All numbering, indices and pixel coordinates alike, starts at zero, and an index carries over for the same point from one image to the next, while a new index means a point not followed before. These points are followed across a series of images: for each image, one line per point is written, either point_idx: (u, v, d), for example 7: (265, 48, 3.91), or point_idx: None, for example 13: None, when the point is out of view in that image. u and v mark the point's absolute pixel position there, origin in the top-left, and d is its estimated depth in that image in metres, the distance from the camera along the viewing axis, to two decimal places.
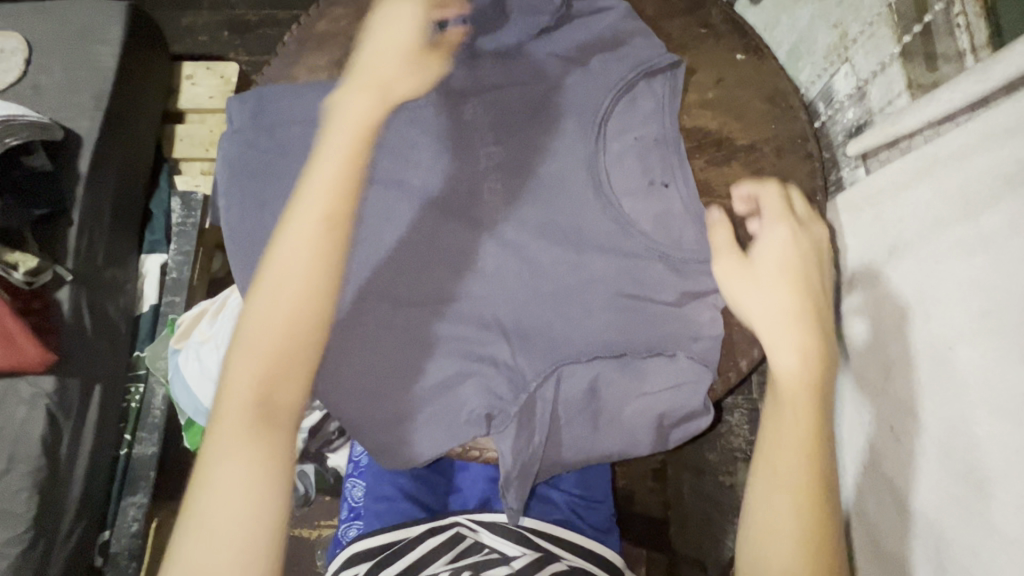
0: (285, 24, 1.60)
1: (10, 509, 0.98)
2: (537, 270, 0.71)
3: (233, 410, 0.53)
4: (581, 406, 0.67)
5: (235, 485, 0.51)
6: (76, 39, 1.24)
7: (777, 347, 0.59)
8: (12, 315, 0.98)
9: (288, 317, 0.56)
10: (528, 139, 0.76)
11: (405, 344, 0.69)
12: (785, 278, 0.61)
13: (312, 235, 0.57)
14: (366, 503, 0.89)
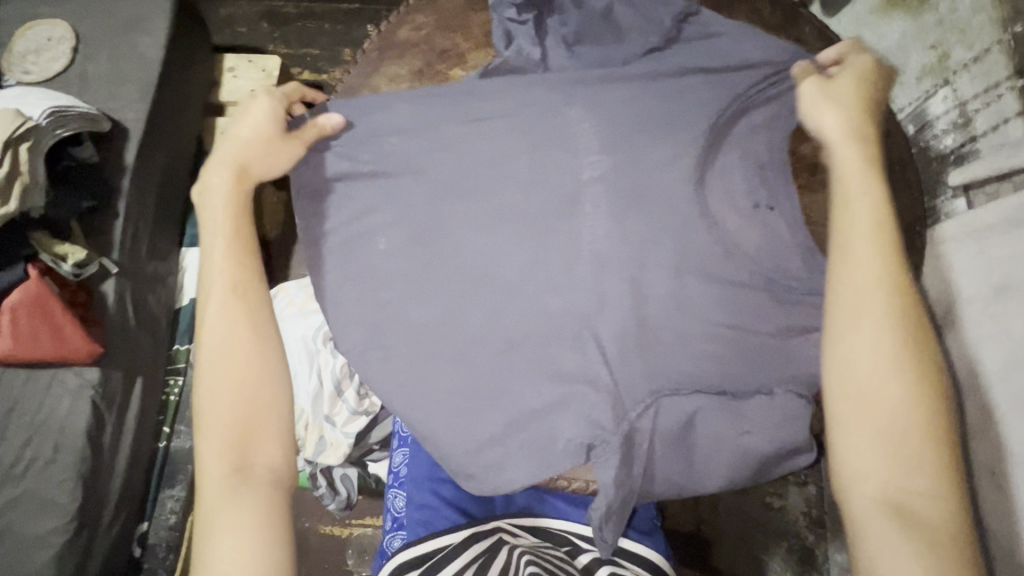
0: (325, 17, 1.52)
1: (56, 499, 0.99)
2: (643, 285, 0.63)
3: (212, 482, 0.54)
4: (676, 441, 0.61)
5: (239, 524, 0.52)
6: (122, 28, 1.20)
7: (866, 392, 0.50)
8: (61, 307, 0.99)
9: (227, 383, 0.58)
10: (637, 145, 0.67)
11: (501, 363, 0.65)
12: (876, 292, 0.53)
13: (238, 303, 0.61)
14: (406, 514, 0.77)
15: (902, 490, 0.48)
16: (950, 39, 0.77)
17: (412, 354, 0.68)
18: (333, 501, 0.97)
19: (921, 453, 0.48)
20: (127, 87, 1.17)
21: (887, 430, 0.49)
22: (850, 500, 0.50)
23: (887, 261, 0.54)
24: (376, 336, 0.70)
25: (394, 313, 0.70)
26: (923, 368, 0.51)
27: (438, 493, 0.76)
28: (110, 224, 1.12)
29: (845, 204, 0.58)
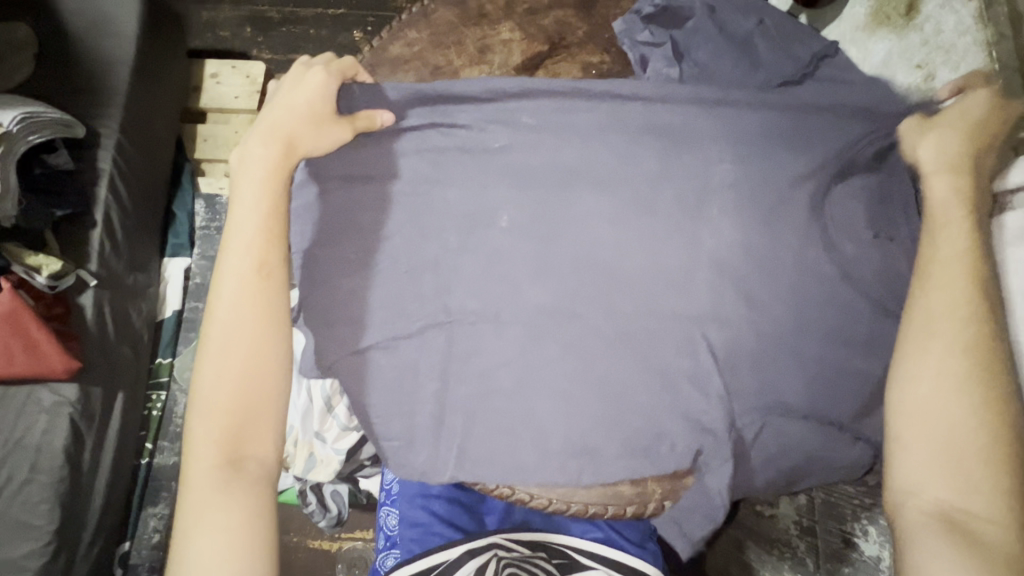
0: (312, 22, 1.50)
1: (32, 520, 0.95)
2: (747, 283, 0.53)
3: (201, 470, 0.49)
4: (774, 459, 0.54)
5: (223, 527, 0.47)
6: (90, 32, 1.17)
7: (935, 403, 0.47)
8: (34, 319, 0.95)
9: (238, 372, 0.52)
10: (732, 134, 0.57)
11: (560, 384, 0.53)
12: (960, 312, 0.48)
13: (259, 287, 0.54)
14: (399, 532, 0.74)
15: (964, 506, 0.44)
16: (936, 58, 0.62)
17: (428, 365, 0.55)
18: (323, 518, 0.96)
19: (977, 471, 0.45)
20: (98, 94, 1.15)
21: (947, 449, 0.46)
22: (905, 511, 0.46)
23: (971, 273, 0.49)
24: (398, 336, 0.56)
25: (430, 316, 0.56)
26: (1003, 380, 0.47)
27: (431, 508, 0.73)
28: (88, 235, 1.08)
29: (936, 211, 0.52)
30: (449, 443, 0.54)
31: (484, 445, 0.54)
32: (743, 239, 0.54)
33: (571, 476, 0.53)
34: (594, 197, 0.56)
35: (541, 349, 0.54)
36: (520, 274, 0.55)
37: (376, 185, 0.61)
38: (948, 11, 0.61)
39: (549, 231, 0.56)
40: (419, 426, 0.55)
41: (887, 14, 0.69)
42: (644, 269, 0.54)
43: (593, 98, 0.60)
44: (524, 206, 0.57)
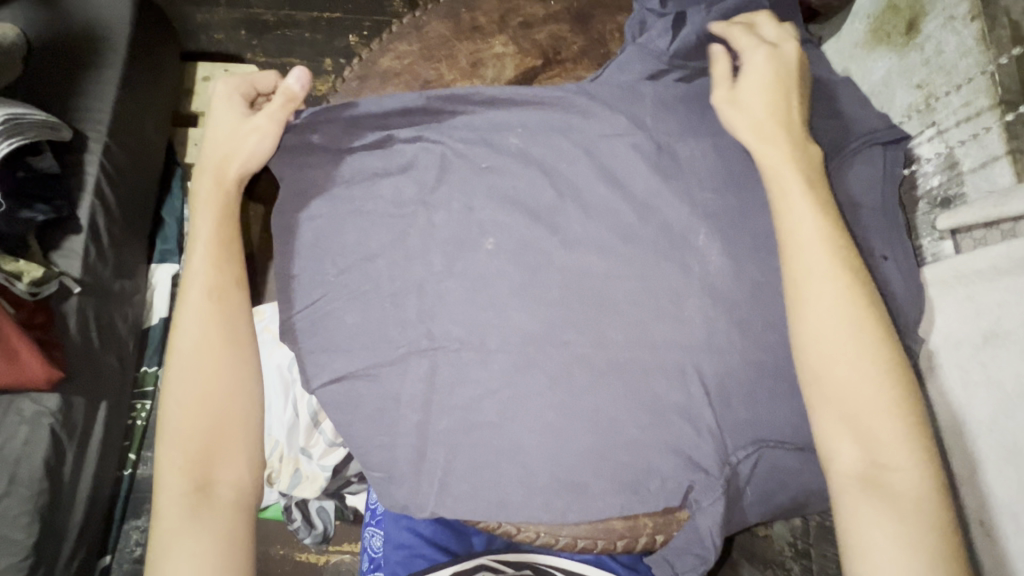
0: (306, 26, 1.48)
1: (9, 536, 0.92)
2: (738, 311, 0.52)
3: (168, 502, 0.48)
4: (768, 492, 0.53)
5: (198, 556, 0.46)
6: (76, 32, 1.15)
7: (832, 371, 0.47)
8: (15, 329, 0.91)
9: (196, 391, 0.52)
10: (726, 158, 0.56)
11: (545, 415, 0.51)
12: (826, 278, 0.48)
13: (215, 307, 0.55)
14: (385, 554, 0.71)
15: (879, 466, 0.45)
16: (936, 79, 0.61)
17: (410, 395, 0.53)
18: (308, 534, 0.94)
19: (875, 420, 0.46)
20: (80, 97, 1.12)
21: (851, 409, 0.46)
22: (830, 481, 0.47)
23: (827, 227, 0.49)
24: (379, 363, 0.54)
25: (413, 342, 0.54)
26: (878, 329, 0.48)
27: (416, 529, 0.71)
28: (69, 241, 1.06)
29: (778, 174, 0.52)
30: (431, 478, 0.52)
31: (465, 479, 0.52)
32: (733, 266, 0.53)
33: (557, 513, 0.51)
34: (574, 220, 0.56)
35: (525, 380, 0.52)
36: (507, 301, 0.53)
37: (363, 205, 0.59)
38: (948, 31, 0.59)
39: (539, 248, 0.55)
40: (403, 458, 0.53)
41: (887, 32, 0.67)
42: (633, 295, 0.53)
43: (585, 116, 0.59)
44: (508, 229, 0.56)
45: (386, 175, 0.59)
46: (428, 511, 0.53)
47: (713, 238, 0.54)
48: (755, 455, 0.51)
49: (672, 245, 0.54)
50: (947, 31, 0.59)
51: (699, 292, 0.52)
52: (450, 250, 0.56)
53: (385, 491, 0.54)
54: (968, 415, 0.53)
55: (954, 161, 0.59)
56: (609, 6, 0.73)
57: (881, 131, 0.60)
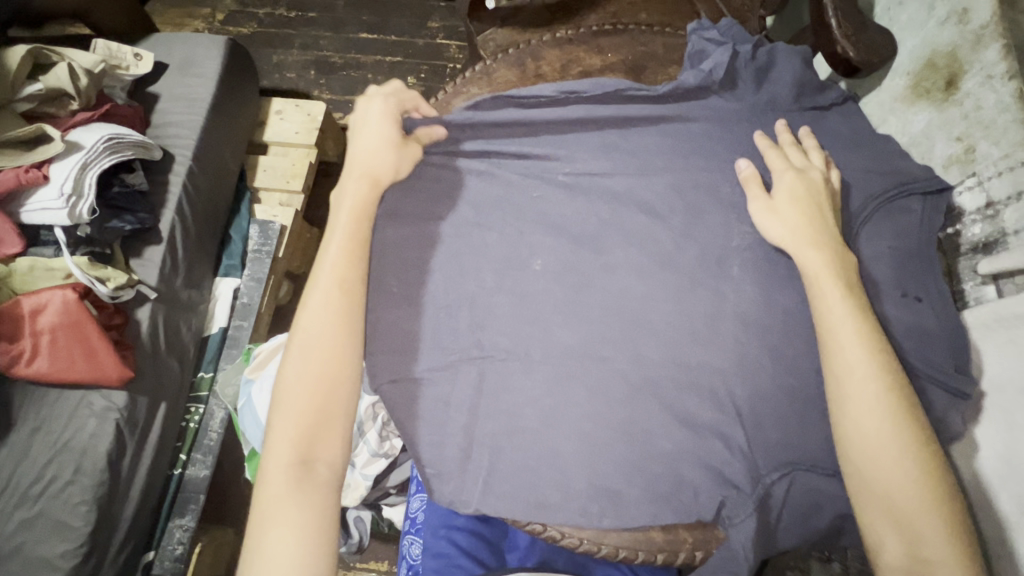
0: (370, 68, 1.62)
1: (71, 522, 0.99)
2: (769, 339, 0.55)
3: (274, 469, 0.52)
4: (804, 519, 0.53)
5: (295, 526, 0.50)
6: (177, 72, 1.32)
7: (874, 468, 0.48)
8: (96, 328, 1.03)
9: (312, 373, 0.55)
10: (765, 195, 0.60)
11: (591, 430, 0.54)
12: (864, 375, 0.50)
13: (341, 298, 0.57)
14: (422, 562, 0.73)
15: (924, 559, 0.46)
16: (976, 132, 0.64)
17: (458, 399, 0.57)
18: (344, 543, 0.96)
19: (918, 515, 0.46)
20: (173, 127, 1.27)
21: (895, 506, 0.47)
22: (879, 573, 0.47)
23: (865, 322, 0.51)
24: (431, 367, 0.59)
25: (464, 350, 0.58)
26: (915, 423, 0.49)
27: (454, 540, 0.73)
28: (150, 250, 1.17)
29: (817, 274, 0.53)
30: (475, 477, 0.55)
31: (506, 481, 0.55)
32: (768, 299, 0.56)
33: (592, 519, 0.53)
34: (621, 247, 0.60)
35: (565, 391, 0.55)
36: (555, 318, 0.58)
37: (426, 225, 0.64)
38: (987, 89, 0.62)
39: (592, 272, 0.59)
40: (450, 456, 0.56)
41: (927, 88, 0.71)
42: (671, 316, 0.56)
43: (631, 156, 0.64)
44: (553, 253, 0.60)
45: (446, 200, 0.65)
46: (471, 507, 0.55)
47: (752, 269, 0.57)
48: (787, 476, 0.53)
49: (717, 275, 0.57)
50: (987, 89, 0.62)
51: (735, 316, 0.56)
52: (505, 267, 0.61)
53: (433, 486, 0.56)
54: (1012, 458, 0.53)
55: (994, 207, 0.61)
56: (661, 58, 0.78)
57: (918, 177, 0.62)
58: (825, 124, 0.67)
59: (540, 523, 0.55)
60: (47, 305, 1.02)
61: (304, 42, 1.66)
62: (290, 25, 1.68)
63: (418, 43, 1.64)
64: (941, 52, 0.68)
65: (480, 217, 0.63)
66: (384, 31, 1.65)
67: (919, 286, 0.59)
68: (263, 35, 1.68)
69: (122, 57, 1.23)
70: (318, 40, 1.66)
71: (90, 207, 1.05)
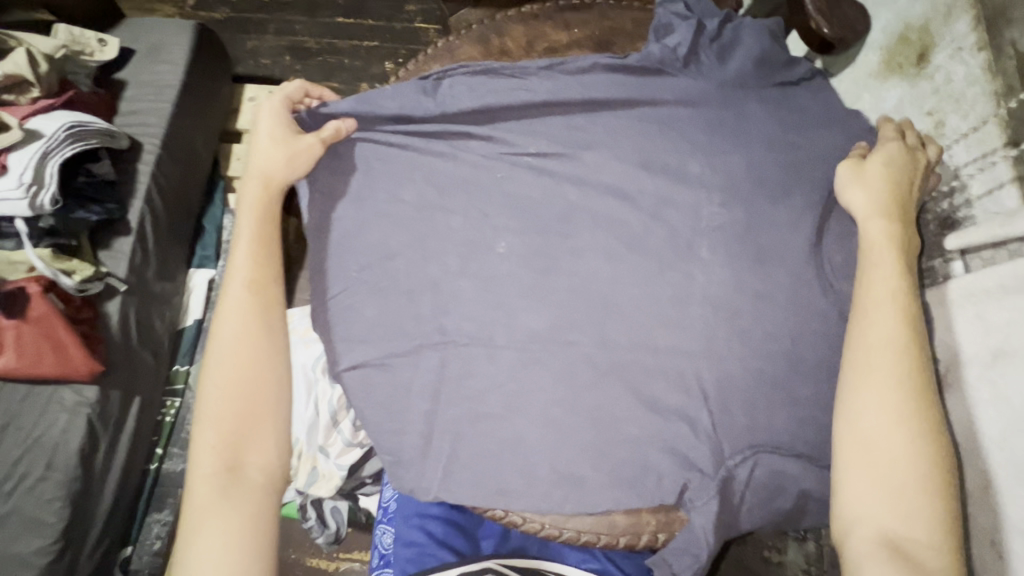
0: (347, 53, 1.58)
1: (42, 519, 0.97)
2: (738, 322, 0.54)
3: (200, 481, 0.53)
4: (770, 501, 0.53)
5: (227, 528, 0.51)
6: (144, 58, 1.28)
7: (875, 440, 0.47)
8: (63, 323, 1.00)
9: (230, 381, 0.56)
10: (733, 174, 0.58)
11: (555, 415, 0.53)
12: (890, 349, 0.49)
13: (252, 306, 0.59)
14: (395, 551, 0.73)
15: (904, 537, 0.44)
16: (946, 106, 0.63)
17: (420, 385, 0.56)
18: (321, 534, 0.96)
19: (912, 493, 0.45)
20: (140, 115, 1.23)
21: (885, 482, 0.46)
22: (851, 539, 0.46)
23: (906, 304, 0.50)
24: (392, 353, 0.57)
25: (426, 335, 0.57)
26: (934, 413, 0.48)
27: (427, 529, 0.72)
28: (119, 242, 1.14)
29: (871, 252, 0.53)
30: (437, 465, 0.55)
31: (470, 468, 0.54)
32: (736, 280, 0.54)
33: (555, 504, 0.53)
34: (587, 228, 0.59)
35: (530, 377, 0.54)
36: (519, 302, 0.56)
37: (386, 209, 0.62)
38: (958, 61, 0.61)
39: (557, 255, 0.58)
40: (410, 444, 0.56)
41: (899, 63, 0.70)
42: (635, 298, 0.55)
43: (597, 135, 0.62)
44: (517, 236, 0.59)
45: (408, 182, 0.62)
46: (432, 494, 0.54)
47: (720, 248, 0.56)
48: (751, 459, 0.52)
49: (686, 257, 0.56)
50: (958, 62, 0.61)
51: (702, 297, 0.54)
52: (469, 251, 0.59)
53: (394, 474, 0.56)
54: (977, 435, 0.53)
55: (962, 183, 0.60)
56: (630, 34, 0.77)
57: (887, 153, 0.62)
58: (798, 99, 0.65)
59: (502, 510, 0.55)
60: (21, 301, 0.99)
61: (278, 26, 1.62)
62: (263, 9, 1.64)
63: (395, 26, 1.60)
64: (914, 25, 0.67)
65: (443, 199, 0.62)
66: (361, 15, 1.62)
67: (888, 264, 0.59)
68: (234, 19, 1.63)
69: (85, 40, 1.18)
70: (292, 24, 1.62)
71: (53, 197, 1.01)
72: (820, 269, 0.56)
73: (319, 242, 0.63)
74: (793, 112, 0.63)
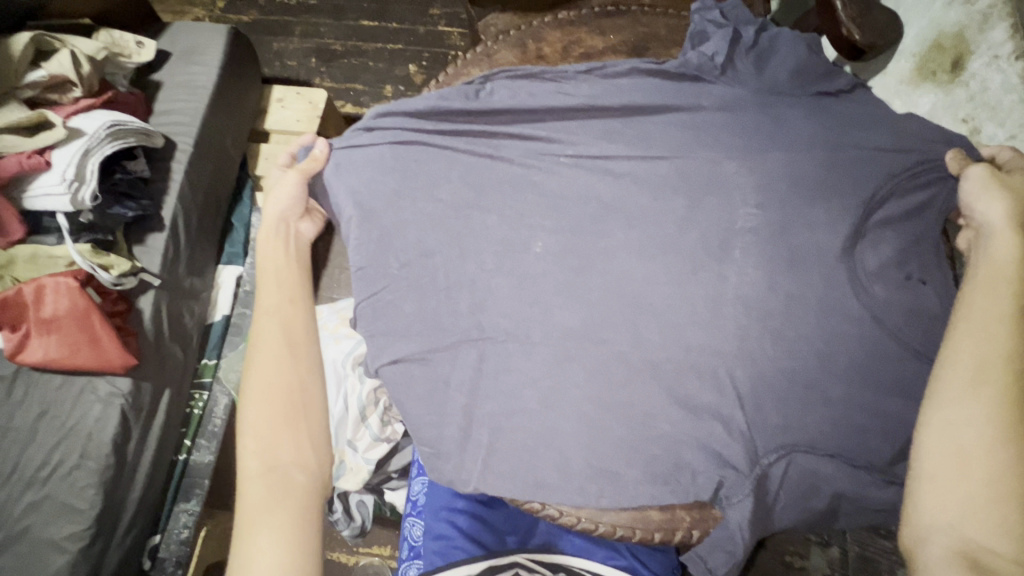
0: (372, 56, 1.61)
1: (77, 505, 1.00)
2: (773, 325, 0.54)
3: (248, 483, 0.55)
4: (802, 501, 0.53)
5: (277, 526, 0.52)
6: (179, 61, 1.31)
7: (970, 451, 0.47)
8: (100, 317, 1.03)
9: (269, 387, 0.60)
10: (770, 179, 0.59)
11: (590, 412, 0.54)
12: (1000, 367, 0.49)
13: (282, 318, 0.64)
14: (423, 543, 0.74)
15: (986, 548, 0.45)
16: (982, 114, 0.64)
17: (459, 380, 0.58)
18: (346, 527, 0.97)
19: (999, 504, 0.45)
20: (174, 115, 1.26)
21: (975, 492, 0.46)
22: (922, 535, 0.48)
23: (1023, 326, 0.49)
24: (432, 348, 0.59)
25: (466, 332, 0.58)
26: None
27: (455, 523, 0.74)
28: (152, 238, 1.17)
29: (997, 272, 0.52)
30: (475, 458, 0.56)
31: (506, 460, 0.55)
32: (772, 284, 0.55)
33: (591, 498, 0.54)
34: (620, 229, 0.60)
35: (565, 372, 0.56)
36: (555, 299, 0.58)
37: (424, 207, 0.63)
38: (994, 69, 0.62)
39: (595, 254, 0.59)
40: (449, 437, 0.57)
41: (932, 70, 0.71)
42: (670, 297, 0.56)
43: (632, 139, 0.64)
44: (552, 236, 0.60)
45: (446, 182, 0.64)
46: (471, 488, 0.56)
47: (756, 250, 0.56)
48: (785, 458, 0.53)
49: (722, 259, 0.57)
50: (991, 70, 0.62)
51: (738, 297, 0.55)
52: (506, 249, 0.60)
53: (434, 466, 0.57)
54: None
55: None
56: (662, 39, 0.78)
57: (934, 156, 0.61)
58: (834, 106, 0.65)
59: (540, 503, 0.56)
60: (53, 294, 1.02)
61: (305, 29, 1.65)
62: (291, 13, 1.67)
63: (419, 30, 1.63)
64: (948, 32, 0.68)
65: (482, 196, 0.63)
66: (387, 18, 1.65)
67: (921, 269, 0.59)
68: (263, 22, 1.67)
69: (123, 42, 1.22)
70: (319, 27, 1.65)
71: (92, 192, 1.05)
72: (856, 271, 0.56)
73: (359, 234, 0.63)
74: (829, 117, 0.63)
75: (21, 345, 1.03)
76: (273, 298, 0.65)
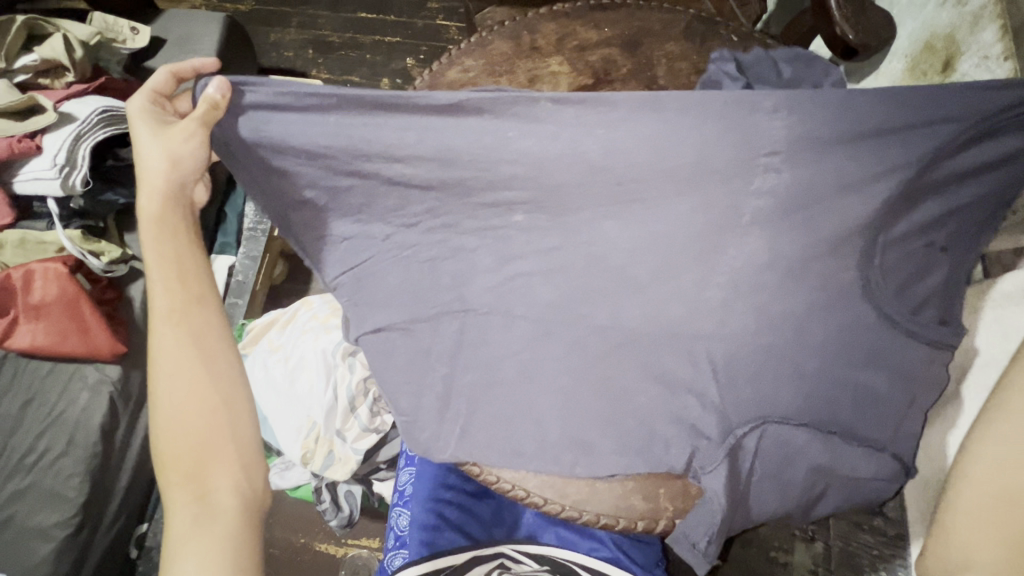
0: (369, 48, 1.61)
1: (63, 493, 0.99)
2: (769, 312, 0.53)
3: (176, 515, 0.53)
4: (787, 494, 0.53)
5: (211, 555, 0.52)
6: (174, 48, 1.30)
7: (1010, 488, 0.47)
8: (89, 304, 1.03)
9: (185, 408, 0.55)
10: None
11: (574, 401, 0.55)
12: None
13: (184, 325, 0.58)
14: (409, 532, 0.73)
15: None
16: None
17: (439, 348, 0.59)
18: (334, 517, 0.96)
19: None
20: None
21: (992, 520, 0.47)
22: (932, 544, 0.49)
23: None
24: (415, 322, 0.59)
25: (447, 304, 0.59)
26: None
27: (443, 513, 0.75)
28: None
29: None
30: (453, 423, 0.57)
31: (484, 428, 0.56)
32: None
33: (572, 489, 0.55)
34: (605, 192, 0.55)
35: (543, 350, 0.56)
36: (541, 282, 0.57)
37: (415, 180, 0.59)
38: (983, 70, 0.62)
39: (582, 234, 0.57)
40: (427, 404, 0.58)
41: (924, 70, 0.71)
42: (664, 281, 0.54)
43: None
44: (530, 215, 0.58)
45: None
46: (447, 453, 0.57)
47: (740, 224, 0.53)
48: (758, 428, 0.52)
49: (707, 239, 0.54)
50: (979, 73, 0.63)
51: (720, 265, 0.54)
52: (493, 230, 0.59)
53: (408, 432, 0.58)
54: None
55: None
56: (658, 34, 0.78)
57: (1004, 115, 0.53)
58: None
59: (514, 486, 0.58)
60: (42, 280, 1.01)
61: (302, 20, 1.65)
62: (288, 3, 1.67)
63: (417, 24, 1.62)
64: (941, 34, 0.68)
65: (463, 167, 0.58)
66: (384, 11, 1.64)
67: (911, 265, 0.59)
68: (259, 12, 1.66)
69: (116, 26, 1.21)
70: (316, 18, 1.64)
71: (83, 178, 1.04)
72: (865, 254, 0.53)
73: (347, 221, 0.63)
74: None
75: (10, 330, 1.03)
76: (182, 306, 0.58)
